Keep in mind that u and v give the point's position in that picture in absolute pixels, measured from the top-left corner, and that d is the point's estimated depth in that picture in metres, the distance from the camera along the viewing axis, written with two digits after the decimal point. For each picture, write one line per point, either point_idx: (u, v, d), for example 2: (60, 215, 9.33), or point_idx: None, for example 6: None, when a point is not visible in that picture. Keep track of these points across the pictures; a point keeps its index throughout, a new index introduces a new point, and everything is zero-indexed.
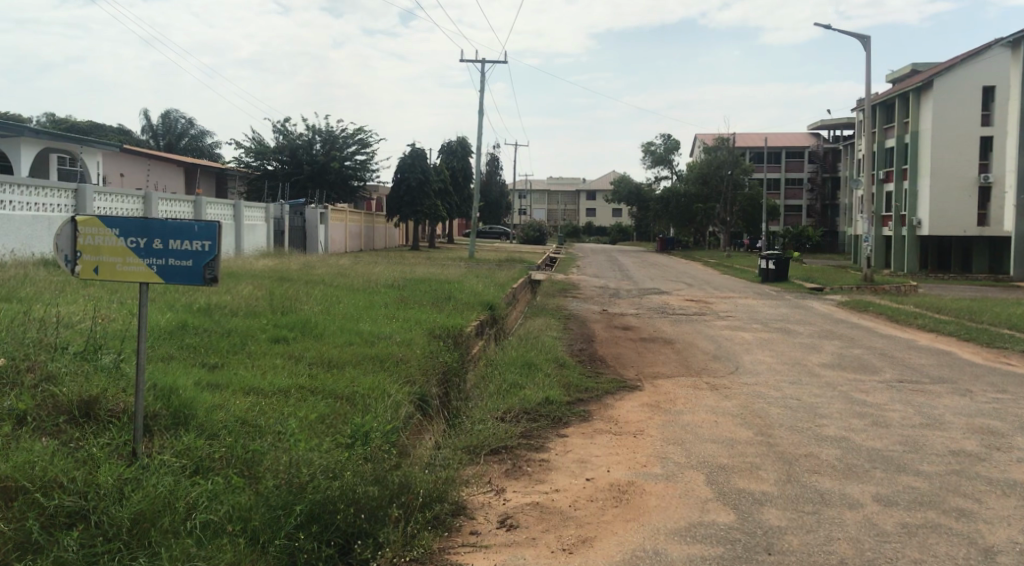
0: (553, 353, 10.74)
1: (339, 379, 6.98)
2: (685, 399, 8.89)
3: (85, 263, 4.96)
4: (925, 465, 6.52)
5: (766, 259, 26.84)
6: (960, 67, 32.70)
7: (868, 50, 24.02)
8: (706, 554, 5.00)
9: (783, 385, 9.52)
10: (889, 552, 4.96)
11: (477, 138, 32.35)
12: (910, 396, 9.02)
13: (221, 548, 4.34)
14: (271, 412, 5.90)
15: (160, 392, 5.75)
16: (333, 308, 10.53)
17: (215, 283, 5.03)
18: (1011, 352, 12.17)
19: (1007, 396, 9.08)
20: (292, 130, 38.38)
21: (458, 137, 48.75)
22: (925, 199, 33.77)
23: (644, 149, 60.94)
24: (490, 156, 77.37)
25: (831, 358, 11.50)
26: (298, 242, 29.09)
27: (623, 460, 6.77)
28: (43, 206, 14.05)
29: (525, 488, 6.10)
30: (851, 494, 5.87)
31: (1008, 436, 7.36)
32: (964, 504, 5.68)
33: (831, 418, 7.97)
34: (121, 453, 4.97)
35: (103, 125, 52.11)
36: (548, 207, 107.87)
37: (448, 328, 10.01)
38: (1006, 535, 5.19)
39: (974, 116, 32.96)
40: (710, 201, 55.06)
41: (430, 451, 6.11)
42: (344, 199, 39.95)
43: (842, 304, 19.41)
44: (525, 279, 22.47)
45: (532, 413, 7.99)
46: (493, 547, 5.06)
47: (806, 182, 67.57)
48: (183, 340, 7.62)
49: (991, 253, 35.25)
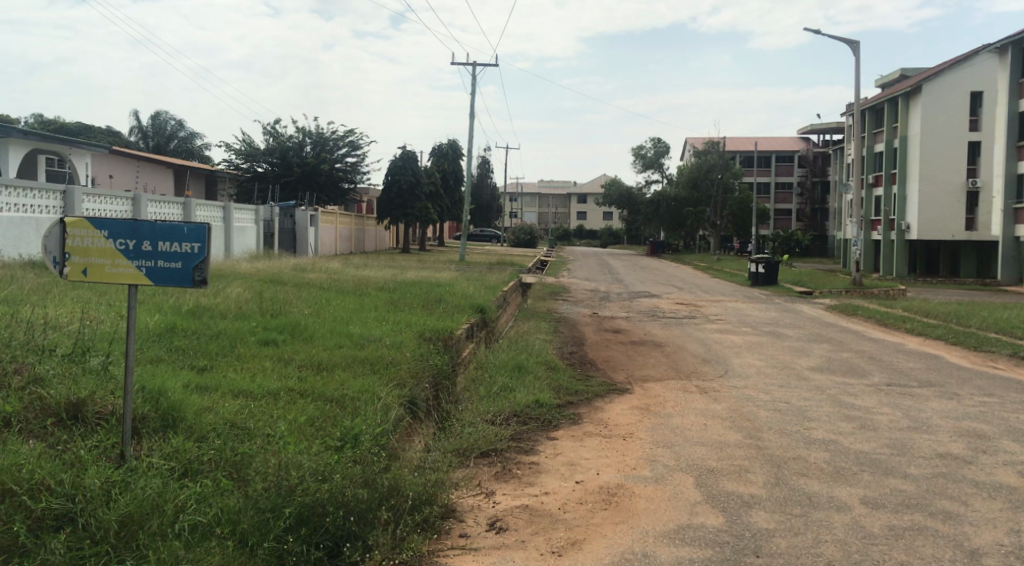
0: (543, 356, 10.76)
1: (328, 381, 6.98)
2: (675, 402, 8.92)
3: (73, 266, 4.96)
4: (913, 468, 6.56)
5: (755, 263, 26.95)
6: (948, 73, 32.91)
7: (857, 55, 24.07)
8: (694, 556, 5.02)
9: (771, 389, 9.57)
10: (876, 554, 4.99)
11: (469, 141, 32.32)
12: (898, 400, 9.07)
13: (209, 552, 4.33)
14: (260, 416, 5.88)
15: (149, 395, 5.73)
16: (322, 311, 10.49)
17: (205, 286, 4.99)
18: (1000, 356, 12.22)
19: (994, 399, 9.14)
20: (282, 132, 38.25)
21: (450, 140, 49.21)
22: (913, 204, 33.98)
23: (635, 152, 61.12)
24: (482, 160, 77.61)
25: (820, 362, 11.53)
26: (287, 245, 28.99)
27: (613, 462, 6.79)
28: (31, 207, 13.95)
29: (514, 491, 6.10)
30: (839, 496, 5.91)
31: (994, 439, 7.42)
32: (951, 507, 5.72)
33: (819, 421, 8.01)
34: (109, 456, 4.95)
35: (92, 127, 51.86)
36: (540, 210, 108.12)
37: (439, 331, 10.02)
38: (992, 537, 5.23)
39: (961, 122, 33.16)
40: (700, 204, 55.12)
41: (420, 455, 6.12)
42: (334, 203, 39.86)
43: (831, 308, 19.49)
44: (517, 282, 22.49)
45: (523, 416, 8.01)
46: (484, 550, 5.06)
47: (796, 186, 68.27)
48: (173, 341, 7.63)
49: (979, 257, 35.23)
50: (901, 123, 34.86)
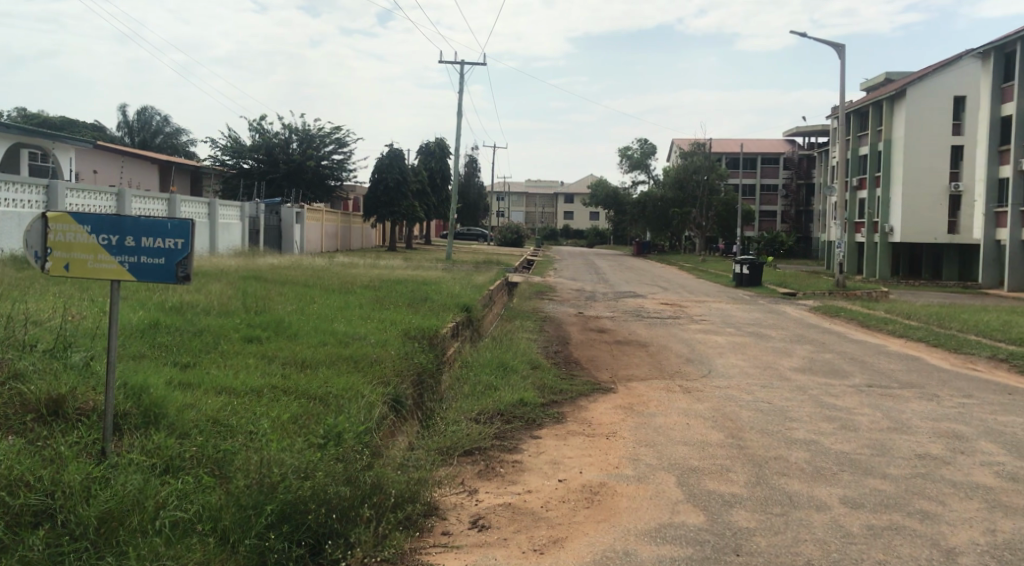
0: (528, 356, 10.77)
1: (312, 379, 6.97)
2: (658, 401, 8.96)
3: (55, 260, 4.91)
4: (892, 468, 6.62)
5: (740, 264, 27.08)
6: (932, 77, 33.17)
7: (842, 58, 24.19)
8: (675, 555, 5.04)
9: (754, 389, 9.61)
10: (854, 553, 5.04)
11: (456, 140, 32.25)
12: (878, 400, 9.16)
13: (190, 548, 4.34)
14: (244, 412, 5.87)
15: (131, 391, 5.71)
16: (305, 308, 10.45)
17: (188, 282, 5.01)
18: (980, 357, 12.37)
19: (973, 401, 9.25)
20: (268, 129, 38.00)
21: (437, 138, 49.14)
22: (897, 207, 34.21)
23: (621, 152, 61.27)
24: (469, 159, 77.60)
25: (802, 363, 11.60)
26: (273, 242, 28.93)
27: (596, 461, 6.83)
28: (11, 201, 13.80)
29: (497, 489, 6.12)
30: (819, 496, 5.96)
31: (972, 439, 7.50)
32: (929, 507, 5.78)
33: (800, 421, 8.07)
34: (89, 452, 4.93)
35: (76, 121, 51.47)
36: (527, 209, 108.39)
37: (424, 329, 10.00)
38: (968, 537, 5.29)
39: (944, 126, 33.43)
40: (686, 205, 55.29)
41: (403, 452, 6.15)
42: (320, 199, 39.75)
43: (815, 308, 19.76)
44: (504, 282, 22.49)
45: (507, 415, 8.03)
46: (466, 548, 5.08)
47: (781, 188, 68.84)
48: (155, 339, 7.55)
49: (961, 259, 35.50)
50: (885, 127, 35.08)
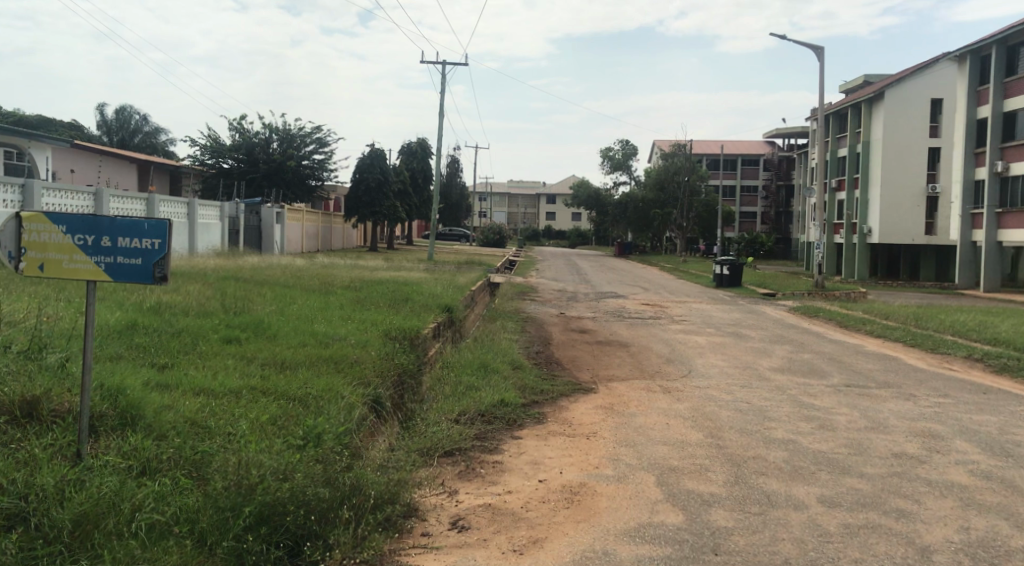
0: (509, 356, 10.77)
1: (291, 380, 6.95)
2: (638, 401, 8.99)
3: (30, 261, 4.86)
4: (869, 467, 6.68)
5: (721, 264, 27.20)
6: (909, 79, 33.46)
7: (821, 60, 24.37)
8: (654, 555, 5.05)
9: (733, 389, 9.66)
10: (831, 552, 5.07)
11: (437, 141, 32.22)
12: (855, 400, 9.24)
13: (167, 551, 4.31)
14: (222, 414, 5.83)
15: (108, 392, 5.66)
16: (285, 308, 10.41)
17: (165, 282, 4.97)
18: (955, 357, 12.50)
19: (949, 400, 9.34)
20: (248, 128, 37.77)
21: (418, 138, 49.07)
22: (875, 208, 34.50)
23: (603, 153, 61.43)
24: (451, 160, 77.50)
25: (781, 363, 11.67)
26: (253, 242, 28.77)
27: (576, 461, 6.84)
28: None
29: (477, 490, 6.11)
30: (796, 495, 6.00)
31: (947, 438, 7.58)
32: (904, 505, 5.83)
33: (779, 421, 8.12)
34: (65, 454, 4.88)
35: (53, 120, 50.95)
36: (509, 210, 108.37)
37: (405, 330, 9.98)
38: (942, 535, 5.34)
39: (921, 128, 33.76)
40: (667, 205, 55.49)
41: (383, 453, 6.13)
42: (301, 199, 39.57)
43: (794, 309, 19.93)
44: (486, 283, 22.47)
45: (488, 416, 8.03)
46: (445, 549, 5.07)
47: (760, 189, 69.30)
48: (133, 340, 7.50)
49: (938, 260, 35.84)
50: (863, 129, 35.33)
